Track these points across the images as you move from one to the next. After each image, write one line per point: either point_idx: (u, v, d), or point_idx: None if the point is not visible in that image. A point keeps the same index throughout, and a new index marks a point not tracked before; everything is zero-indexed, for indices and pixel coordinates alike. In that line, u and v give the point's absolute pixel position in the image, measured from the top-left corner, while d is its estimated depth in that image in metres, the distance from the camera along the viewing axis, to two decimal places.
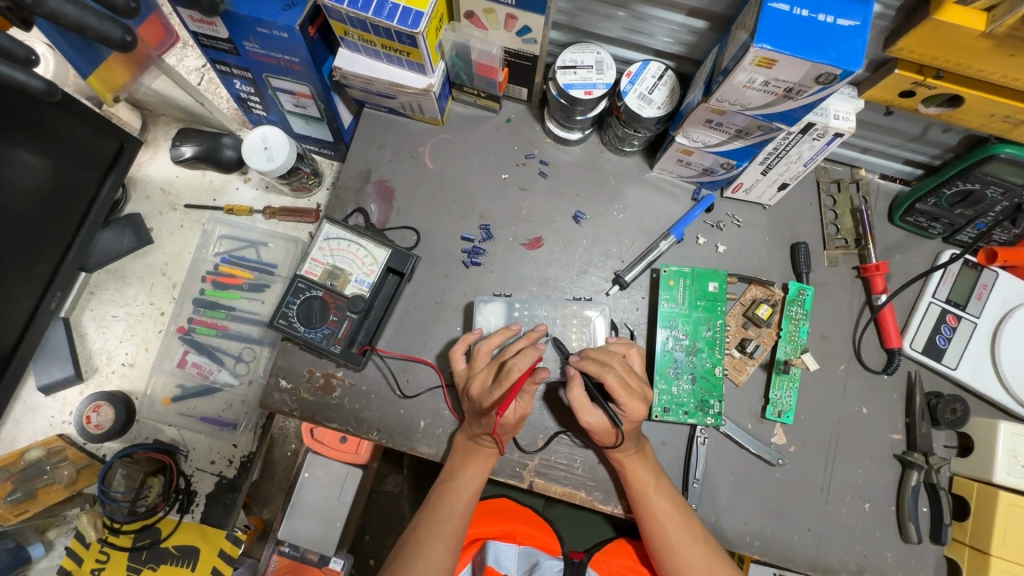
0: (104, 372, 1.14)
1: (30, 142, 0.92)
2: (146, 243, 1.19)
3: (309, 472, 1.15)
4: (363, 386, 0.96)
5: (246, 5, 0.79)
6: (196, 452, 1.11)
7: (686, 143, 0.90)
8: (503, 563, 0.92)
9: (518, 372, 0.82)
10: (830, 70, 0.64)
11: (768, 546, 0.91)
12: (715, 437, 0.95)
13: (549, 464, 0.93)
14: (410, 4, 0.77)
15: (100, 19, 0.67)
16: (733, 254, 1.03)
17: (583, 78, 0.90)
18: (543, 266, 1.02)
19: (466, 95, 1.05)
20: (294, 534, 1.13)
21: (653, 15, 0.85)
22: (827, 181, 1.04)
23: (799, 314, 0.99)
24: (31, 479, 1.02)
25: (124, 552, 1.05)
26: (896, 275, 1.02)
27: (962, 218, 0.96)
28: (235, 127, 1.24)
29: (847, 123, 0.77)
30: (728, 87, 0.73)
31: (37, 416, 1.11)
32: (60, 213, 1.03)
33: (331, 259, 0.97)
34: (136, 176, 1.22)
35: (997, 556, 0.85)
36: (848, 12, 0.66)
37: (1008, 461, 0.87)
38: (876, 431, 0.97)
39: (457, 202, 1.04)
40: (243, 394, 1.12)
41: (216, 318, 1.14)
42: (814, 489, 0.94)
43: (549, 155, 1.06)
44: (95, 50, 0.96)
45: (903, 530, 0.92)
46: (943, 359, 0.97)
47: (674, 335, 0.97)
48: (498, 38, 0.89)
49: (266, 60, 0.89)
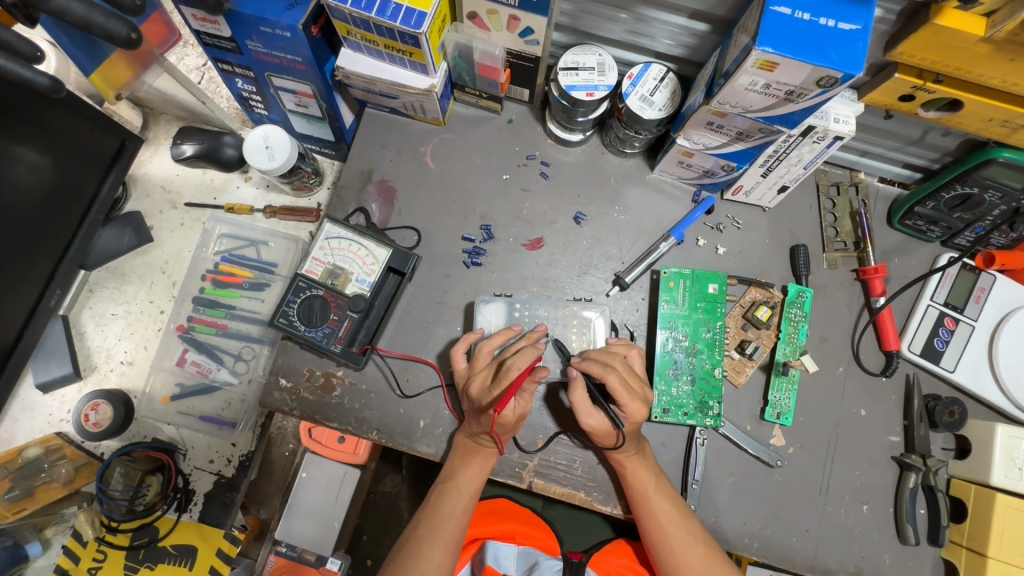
0: (103, 370, 1.13)
1: (32, 139, 0.92)
2: (147, 242, 1.19)
3: (307, 472, 1.14)
4: (363, 386, 0.96)
5: (250, 4, 0.80)
6: (195, 451, 1.11)
7: (687, 144, 0.90)
8: (502, 563, 0.92)
9: (516, 371, 0.82)
10: (832, 73, 0.65)
11: (766, 547, 0.91)
12: (715, 438, 0.95)
13: (549, 464, 0.93)
14: (414, 4, 0.78)
15: (106, 16, 0.67)
16: (733, 256, 1.03)
17: (585, 80, 0.90)
18: (544, 267, 1.02)
19: (468, 96, 1.06)
20: (291, 534, 1.12)
21: (655, 18, 0.85)
22: (827, 184, 1.05)
23: (798, 316, 1.00)
24: (29, 476, 1.02)
25: (122, 551, 1.03)
26: (895, 277, 1.03)
27: (960, 222, 0.97)
28: (235, 125, 1.25)
29: (847, 126, 0.78)
30: (730, 89, 0.74)
31: (35, 414, 1.11)
32: (60, 211, 1.03)
33: (332, 259, 0.97)
34: (136, 175, 1.22)
35: (995, 558, 0.84)
36: (850, 16, 0.66)
37: (1006, 463, 0.87)
38: (875, 433, 0.97)
39: (458, 203, 1.05)
40: (242, 393, 1.12)
41: (215, 317, 1.14)
42: (813, 491, 0.94)
43: (550, 156, 1.06)
44: (99, 47, 0.96)
45: (901, 532, 0.93)
46: (941, 362, 0.97)
47: (674, 336, 0.97)
48: (501, 40, 0.89)
49: (268, 59, 0.90)
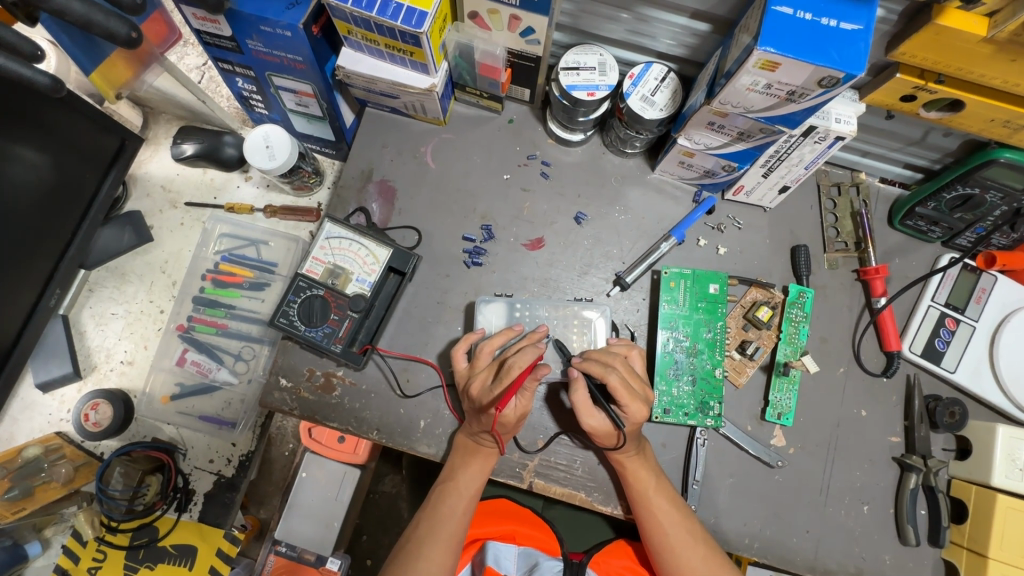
0: (103, 369, 1.13)
1: (31, 138, 0.92)
2: (147, 242, 1.19)
3: (307, 472, 1.14)
4: (363, 386, 0.96)
5: (250, 3, 0.79)
6: (195, 451, 1.11)
7: (688, 144, 0.90)
8: (502, 563, 0.92)
9: (518, 370, 0.81)
10: (833, 73, 0.65)
11: (767, 548, 0.91)
12: (715, 439, 0.95)
13: (549, 464, 0.93)
14: (414, 4, 0.77)
15: (105, 15, 0.67)
16: (734, 256, 1.03)
17: (586, 80, 0.90)
18: (545, 266, 1.02)
19: (469, 96, 1.06)
20: (291, 533, 1.12)
21: (656, 18, 0.85)
22: (828, 184, 1.05)
23: (799, 316, 0.99)
24: (29, 476, 1.02)
25: (121, 551, 1.03)
26: (896, 278, 1.03)
27: (961, 223, 0.96)
28: (235, 125, 1.25)
29: (848, 126, 0.78)
30: (731, 89, 0.73)
31: (35, 414, 1.11)
32: (60, 211, 1.03)
33: (332, 258, 0.97)
34: (136, 174, 1.22)
35: (995, 559, 0.84)
36: (852, 16, 0.66)
37: (1006, 464, 0.87)
38: (875, 433, 0.97)
39: (459, 203, 1.05)
40: (242, 392, 1.11)
41: (216, 317, 1.14)
42: (814, 492, 0.94)
43: (551, 156, 1.06)
44: (100, 47, 0.96)
45: (901, 533, 0.92)
46: (942, 362, 0.97)
47: (675, 337, 0.97)
48: (502, 40, 0.89)
49: (268, 58, 0.89)
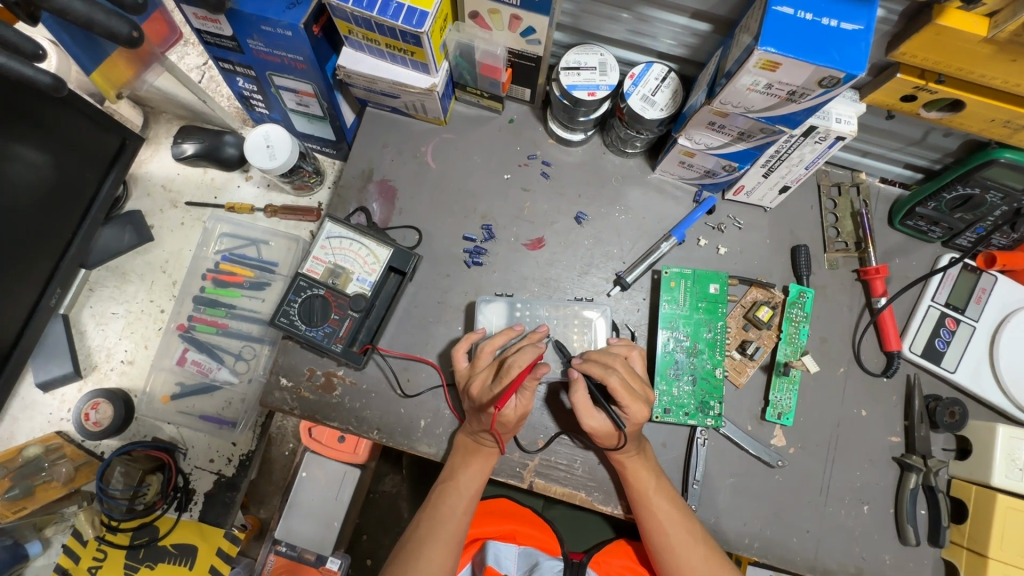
0: (103, 369, 1.13)
1: (32, 137, 0.92)
2: (147, 241, 1.19)
3: (307, 472, 1.14)
4: (363, 386, 0.96)
5: (251, 3, 0.79)
6: (195, 450, 1.11)
7: (688, 144, 0.90)
8: (502, 563, 0.92)
9: (518, 370, 0.81)
10: (834, 73, 0.65)
11: (767, 548, 0.91)
12: (715, 439, 0.95)
13: (549, 464, 0.93)
14: (415, 4, 0.77)
15: (107, 14, 0.67)
16: (734, 256, 1.03)
17: (586, 79, 0.90)
18: (545, 266, 1.02)
19: (469, 96, 1.06)
20: (291, 533, 1.12)
21: (657, 18, 0.85)
22: (828, 184, 1.05)
23: (799, 316, 1.00)
24: (29, 475, 1.02)
25: (122, 550, 1.03)
26: (896, 278, 1.03)
27: (961, 222, 0.97)
28: (236, 124, 1.25)
29: (849, 126, 0.78)
30: (732, 89, 0.73)
31: (35, 413, 1.11)
32: (61, 210, 1.03)
33: (333, 258, 0.97)
34: (137, 173, 1.22)
35: (995, 558, 0.84)
36: (852, 16, 0.66)
37: (1006, 464, 0.87)
38: (876, 433, 0.97)
39: (459, 203, 1.05)
40: (243, 392, 1.11)
41: (216, 317, 1.14)
42: (813, 491, 0.94)
43: (552, 155, 1.06)
44: (100, 47, 0.96)
45: (901, 533, 0.93)
46: (942, 362, 0.97)
47: (675, 336, 0.97)
48: (503, 39, 0.89)
49: (268, 58, 0.89)
